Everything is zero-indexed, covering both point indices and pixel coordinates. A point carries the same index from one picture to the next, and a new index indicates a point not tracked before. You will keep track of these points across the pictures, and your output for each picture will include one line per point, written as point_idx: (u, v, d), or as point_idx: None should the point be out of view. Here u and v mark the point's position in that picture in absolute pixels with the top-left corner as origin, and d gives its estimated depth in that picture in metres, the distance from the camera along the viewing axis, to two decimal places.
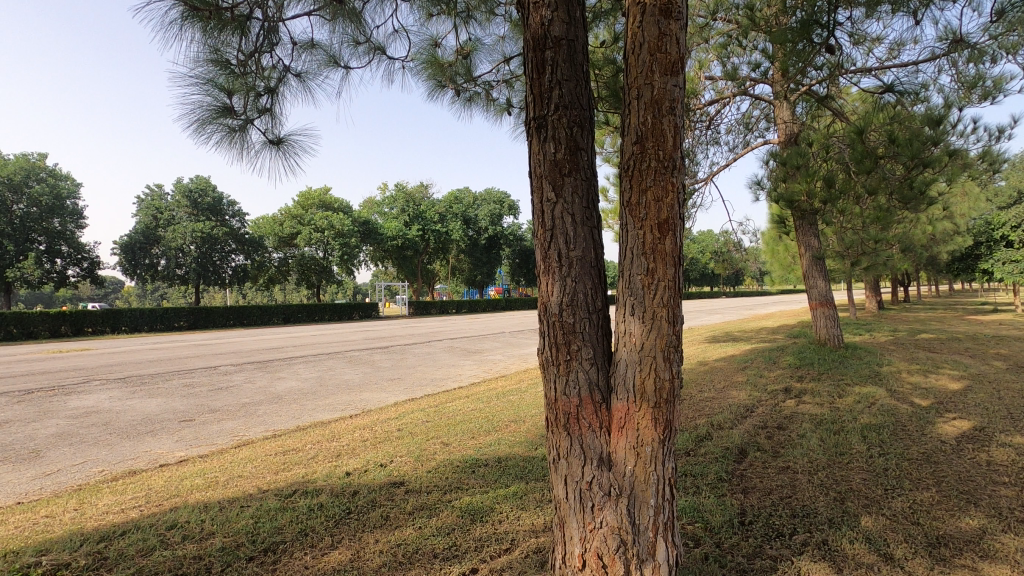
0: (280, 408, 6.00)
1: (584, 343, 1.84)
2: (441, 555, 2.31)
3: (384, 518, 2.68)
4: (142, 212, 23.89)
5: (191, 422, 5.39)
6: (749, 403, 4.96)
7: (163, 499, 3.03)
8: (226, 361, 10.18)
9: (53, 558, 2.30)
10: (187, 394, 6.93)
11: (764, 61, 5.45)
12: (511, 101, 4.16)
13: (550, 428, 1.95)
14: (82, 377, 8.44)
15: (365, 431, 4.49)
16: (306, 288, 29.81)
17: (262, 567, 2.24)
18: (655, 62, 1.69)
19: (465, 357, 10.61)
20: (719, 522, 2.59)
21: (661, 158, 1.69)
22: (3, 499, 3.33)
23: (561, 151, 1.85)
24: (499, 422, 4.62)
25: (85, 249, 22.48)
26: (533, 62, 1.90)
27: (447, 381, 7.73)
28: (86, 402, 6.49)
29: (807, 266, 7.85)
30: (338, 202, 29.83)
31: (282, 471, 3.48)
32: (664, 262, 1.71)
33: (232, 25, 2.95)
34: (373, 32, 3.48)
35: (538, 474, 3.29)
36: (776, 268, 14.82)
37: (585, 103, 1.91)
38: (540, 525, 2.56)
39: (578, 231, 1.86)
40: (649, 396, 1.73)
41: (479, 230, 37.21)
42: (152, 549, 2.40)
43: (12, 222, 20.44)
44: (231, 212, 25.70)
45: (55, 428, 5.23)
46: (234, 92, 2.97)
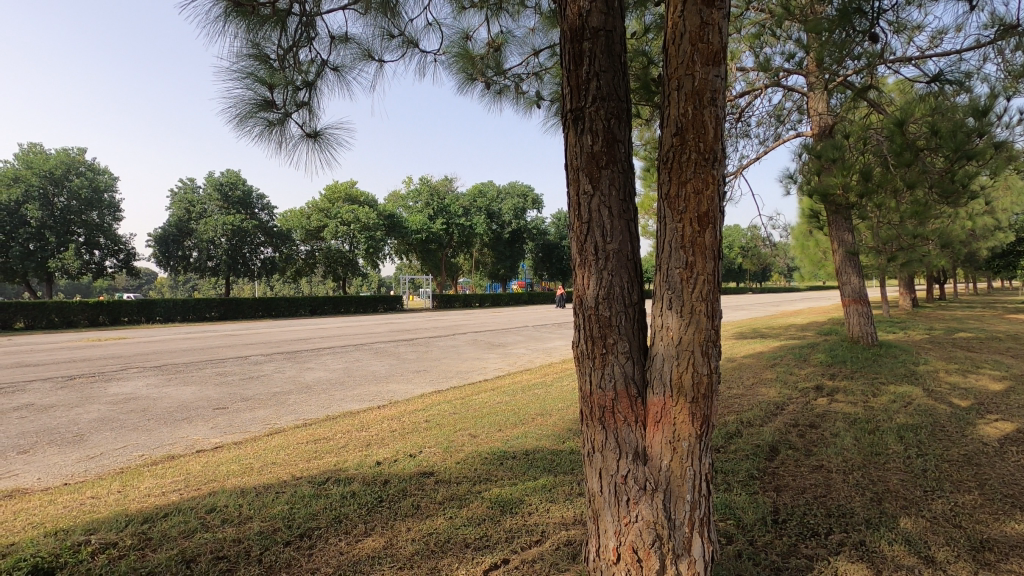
0: (310, 397, 6.13)
1: (620, 336, 1.83)
2: (472, 545, 2.33)
3: (415, 507, 2.71)
4: (176, 205, 24.41)
5: (224, 410, 5.54)
6: (779, 400, 4.89)
7: (201, 484, 3.13)
8: (256, 351, 10.42)
9: (100, 537, 2.39)
10: (220, 382, 7.12)
11: (799, 52, 5.34)
12: (541, 93, 4.16)
13: (585, 421, 1.95)
14: (119, 364, 8.75)
15: (393, 421, 4.56)
16: (332, 280, 30.27)
17: (299, 552, 2.29)
18: (696, 53, 1.67)
19: (489, 350, 10.68)
20: (752, 520, 2.56)
21: (702, 150, 1.67)
22: (51, 479, 3.48)
23: (599, 143, 1.84)
24: (526, 415, 4.65)
25: (122, 241, 23.22)
26: (570, 54, 1.89)
27: (472, 373, 7.82)
28: (125, 389, 6.73)
29: (839, 261, 7.68)
30: (364, 195, 30.33)
31: (314, 459, 3.56)
32: (704, 255, 1.70)
33: (272, 21, 2.99)
34: (406, 25, 3.49)
35: (567, 467, 3.30)
36: (805, 263, 14.55)
37: (623, 95, 1.89)
38: (571, 518, 2.56)
39: (614, 224, 1.84)
40: (687, 390, 1.72)
41: (502, 225, 37.28)
42: (194, 531, 2.47)
43: (54, 215, 21.19)
44: (261, 204, 26.09)
45: (97, 414, 5.43)
46: (274, 85, 3.02)
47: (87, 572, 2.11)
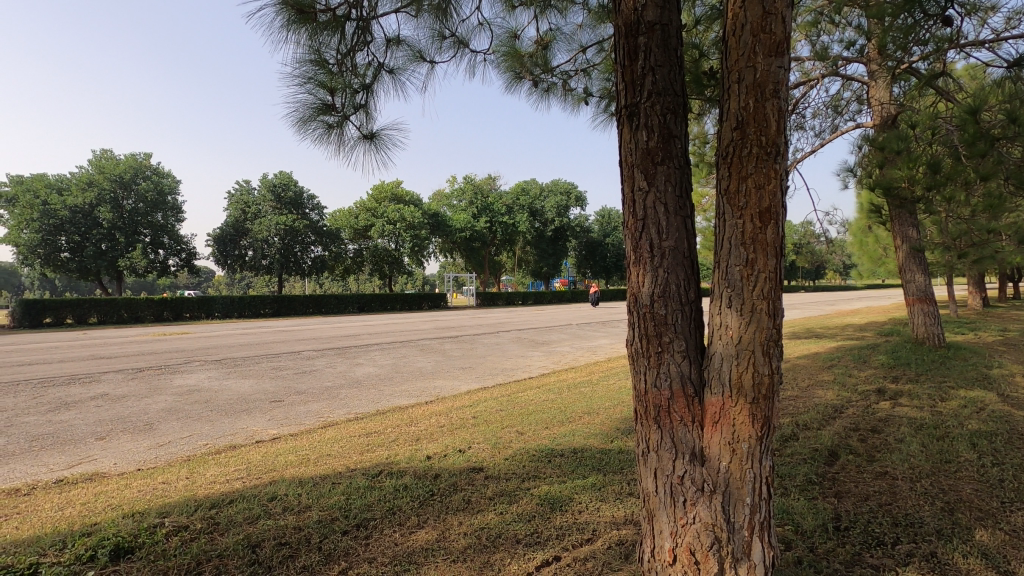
0: (360, 392, 6.31)
1: (676, 335, 1.80)
2: (524, 541, 2.35)
3: (466, 502, 2.75)
4: (232, 206, 25.59)
5: (280, 403, 5.76)
6: (838, 403, 4.69)
7: (262, 473, 3.27)
8: (308, 346, 10.80)
9: (173, 520, 2.54)
10: (276, 376, 7.42)
11: (860, 39, 5.10)
12: (590, 90, 4.14)
13: (639, 420, 1.93)
14: (183, 357, 9.24)
15: (441, 417, 4.64)
16: (378, 278, 31.00)
17: (356, 541, 2.36)
18: (758, 44, 1.63)
19: (533, 348, 10.69)
20: (811, 526, 2.48)
21: (764, 144, 1.63)
22: (126, 465, 3.72)
23: (654, 139, 1.81)
24: (573, 413, 4.63)
25: (184, 241, 24.45)
26: (625, 49, 1.87)
27: (516, 370, 7.87)
28: (189, 381, 7.10)
29: (902, 259, 7.30)
30: (410, 194, 30.92)
31: (367, 452, 3.66)
32: (766, 252, 1.65)
33: (331, 27, 3.10)
34: (457, 26, 3.55)
35: (616, 466, 3.27)
36: (864, 260, 13.92)
37: (680, 89, 1.86)
38: (622, 517, 2.54)
39: (670, 221, 1.82)
40: (747, 391, 1.68)
41: (546, 222, 37.25)
42: (257, 517, 2.59)
43: (123, 216, 22.51)
44: (312, 205, 26.96)
45: (164, 404, 5.75)
46: (333, 90, 3.13)
47: (163, 552, 2.24)
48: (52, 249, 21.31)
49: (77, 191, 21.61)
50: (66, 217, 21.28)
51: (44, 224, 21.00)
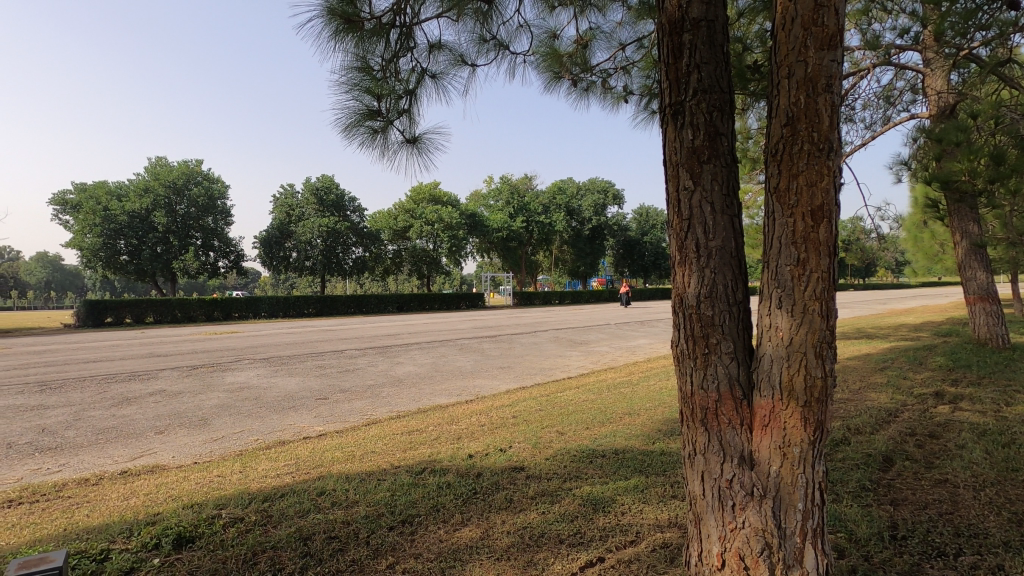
0: (402, 390, 6.43)
1: (723, 335, 1.78)
2: (567, 541, 2.35)
3: (509, 501, 2.78)
4: (278, 209, 26.48)
5: (325, 400, 5.93)
6: (892, 406, 4.50)
7: (311, 468, 3.38)
8: (351, 345, 11.09)
9: (229, 512, 2.65)
10: (320, 374, 7.63)
11: (915, 26, 4.88)
12: (630, 88, 4.11)
13: (685, 422, 1.91)
14: (234, 356, 9.62)
15: (481, 416, 4.69)
16: (417, 279, 31.49)
17: (402, 537, 2.41)
18: (810, 37, 1.59)
19: (572, 348, 10.66)
20: (865, 534, 2.39)
21: (816, 140, 1.59)
22: (183, 458, 3.91)
23: (700, 137, 1.79)
24: (613, 413, 4.60)
25: (232, 243, 25.40)
26: (669, 47, 1.86)
27: (555, 370, 7.88)
28: (239, 378, 7.39)
29: (962, 256, 6.93)
30: (448, 196, 31.32)
31: (410, 449, 3.73)
32: (818, 252, 1.61)
33: (376, 34, 3.19)
34: (499, 28, 3.57)
35: (658, 468, 3.24)
36: (919, 257, 13.31)
37: (726, 86, 1.82)
38: (666, 520, 2.51)
39: (717, 220, 1.79)
40: (799, 393, 1.64)
41: (583, 222, 37.06)
42: (308, 511, 2.68)
43: (176, 220, 23.58)
44: (353, 207, 27.61)
45: (217, 400, 6.00)
46: (379, 95, 3.21)
47: (221, 542, 2.35)
48: (112, 253, 22.50)
49: (134, 197, 22.75)
50: (125, 222, 22.41)
51: (105, 229, 22.19)
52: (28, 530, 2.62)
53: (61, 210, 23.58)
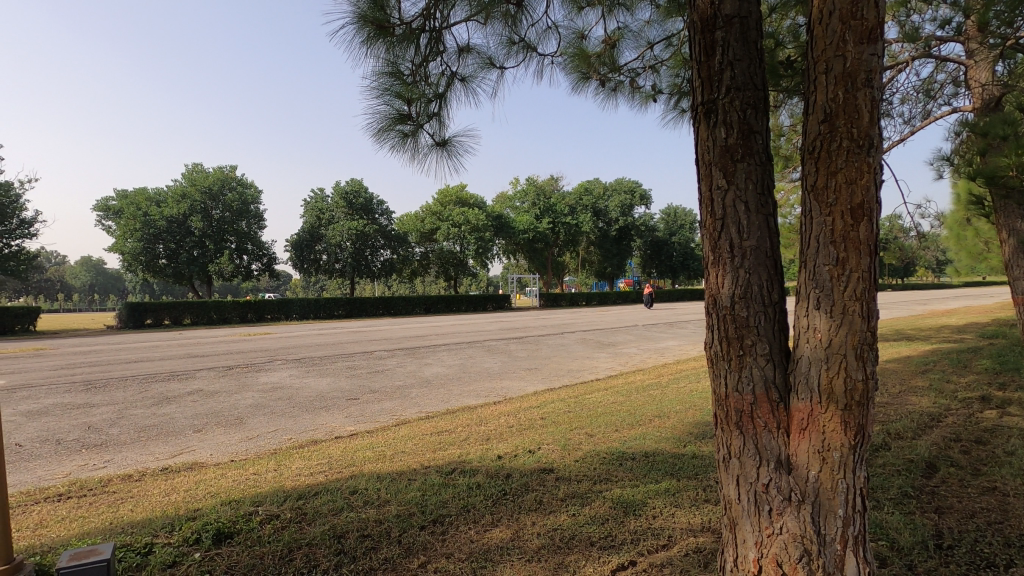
0: (431, 391, 6.49)
1: (759, 337, 1.75)
2: (598, 544, 2.34)
3: (538, 502, 2.77)
4: (308, 213, 27.02)
5: (356, 400, 6.02)
6: (934, 410, 4.34)
7: (343, 467, 3.44)
8: (380, 346, 11.24)
9: (266, 509, 2.71)
10: (351, 375, 7.76)
11: (957, 16, 4.71)
12: (658, 87, 4.07)
13: (720, 425, 1.88)
14: (267, 356, 9.85)
15: (510, 417, 4.70)
16: (444, 280, 31.74)
17: (433, 536, 2.43)
18: (848, 31, 1.55)
19: (599, 349, 10.59)
20: (908, 543, 2.32)
21: (855, 136, 1.55)
22: (221, 456, 4.02)
23: (733, 135, 1.77)
24: (643, 416, 4.55)
25: (265, 246, 26.00)
26: (701, 45, 1.84)
27: (583, 372, 7.85)
28: (273, 378, 7.56)
29: (1009, 254, 6.63)
30: (474, 198, 31.51)
31: (440, 449, 3.76)
32: (858, 251, 1.57)
33: (406, 39, 3.24)
34: (527, 30, 3.58)
35: (690, 471, 3.19)
36: (963, 256, 12.82)
37: (760, 83, 1.80)
38: (698, 524, 2.47)
39: (751, 219, 1.76)
40: (839, 397, 1.60)
41: (609, 222, 36.82)
42: (341, 509, 2.72)
43: (212, 225, 24.26)
44: (381, 210, 28.02)
45: (251, 400, 6.15)
46: (409, 99, 3.26)
47: (258, 538, 2.41)
48: (152, 256, 23.30)
49: (172, 203, 23.50)
50: (163, 226, 23.17)
51: (145, 234, 22.98)
52: (76, 523, 2.73)
53: (104, 216, 24.52)
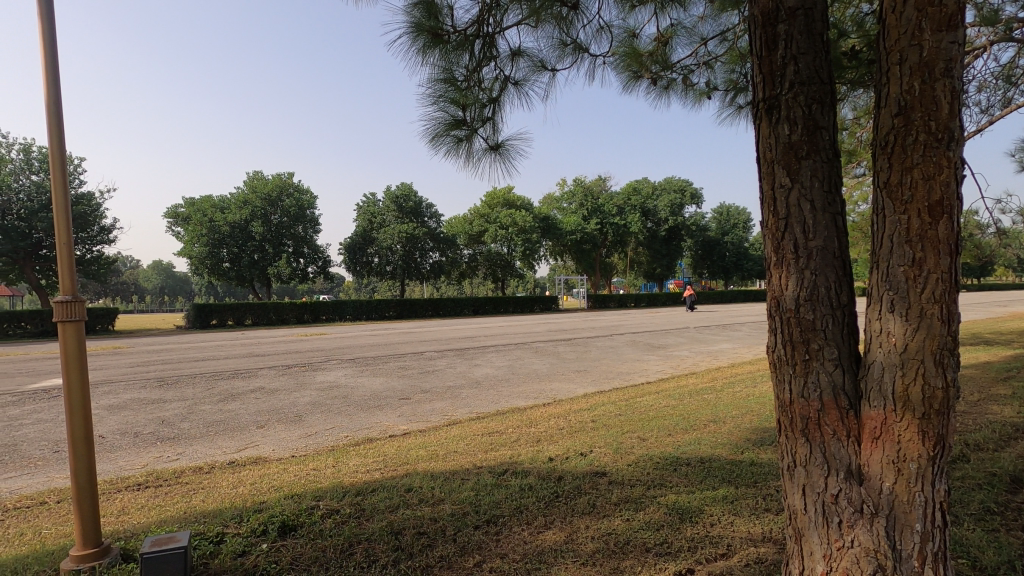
0: (481, 392, 6.55)
1: (826, 341, 1.69)
2: (654, 550, 2.30)
3: (592, 506, 2.75)
4: (361, 217, 27.84)
5: (408, 400, 6.16)
6: (1019, 421, 4.03)
7: (397, 465, 3.52)
8: (430, 347, 11.45)
9: (326, 504, 2.81)
10: (403, 375, 7.95)
11: None
12: (713, 83, 3.97)
13: (784, 433, 1.82)
14: (323, 356, 10.20)
15: (560, 419, 4.69)
16: (491, 282, 31.97)
17: (488, 536, 2.46)
18: (925, 19, 1.49)
19: (650, 352, 10.41)
20: (992, 562, 2.16)
21: (933, 129, 1.48)
22: (283, 451, 4.20)
23: (798, 132, 1.72)
24: (697, 421, 4.44)
25: (321, 250, 26.94)
26: (763, 39, 1.81)
27: (633, 374, 7.74)
28: (329, 378, 7.83)
29: None
30: (521, 200, 31.67)
31: (491, 450, 3.80)
32: (937, 251, 1.49)
33: (461, 46, 3.31)
34: (579, 31, 3.57)
35: (748, 478, 3.09)
36: None
37: (826, 76, 1.75)
38: (759, 534, 2.40)
39: (817, 218, 1.71)
40: (916, 405, 1.52)
41: (659, 222, 36.25)
42: (398, 506, 2.79)
43: (271, 229, 25.35)
44: (430, 213, 28.54)
45: (310, 398, 6.39)
46: (464, 105, 3.33)
47: (319, 531, 2.50)
48: (216, 260, 24.60)
49: (235, 209, 24.73)
50: (227, 232, 24.42)
51: (210, 239, 24.28)
52: (154, 511, 2.92)
53: (173, 222, 26.07)
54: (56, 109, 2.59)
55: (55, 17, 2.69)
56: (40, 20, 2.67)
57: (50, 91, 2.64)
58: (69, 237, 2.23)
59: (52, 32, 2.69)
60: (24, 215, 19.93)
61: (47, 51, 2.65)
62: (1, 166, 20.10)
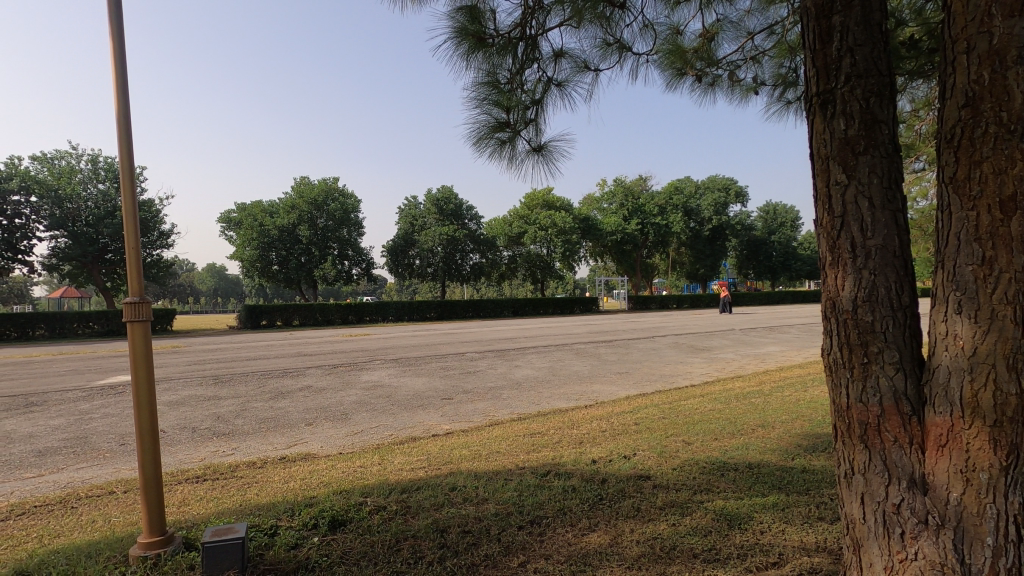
0: (522, 393, 6.57)
1: (886, 345, 1.65)
2: (702, 556, 2.25)
3: (636, 509, 2.72)
4: (403, 220, 28.34)
5: (450, 400, 6.23)
6: None
7: (441, 463, 3.57)
8: (471, 348, 11.54)
9: (373, 500, 2.88)
10: (445, 375, 8.05)
11: None
12: (761, 78, 3.87)
13: (841, 438, 1.80)
14: (367, 356, 10.43)
15: (602, 421, 4.65)
16: (531, 283, 31.96)
17: (532, 536, 2.47)
18: (995, 5, 1.44)
19: (693, 354, 10.20)
20: None
21: (1004, 120, 1.41)
22: (331, 448, 4.33)
23: (855, 126, 1.69)
24: (744, 425, 4.32)
25: (364, 253, 27.56)
26: (817, 32, 1.79)
27: (676, 377, 7.60)
28: (372, 377, 8.00)
29: None
30: (561, 201, 31.58)
31: (533, 451, 3.81)
32: (1010, 248, 1.40)
33: (504, 50, 3.34)
34: (622, 30, 3.54)
35: (800, 486, 2.99)
36: None
37: (885, 68, 1.71)
38: (813, 544, 2.31)
39: (876, 216, 1.67)
40: (985, 412, 1.44)
41: (702, 222, 35.57)
42: (442, 505, 2.83)
43: (317, 233, 26.11)
44: (470, 215, 28.79)
45: (355, 397, 6.55)
46: (507, 108, 3.35)
47: (368, 527, 2.57)
48: (266, 263, 25.52)
49: (283, 214, 25.62)
50: (276, 235, 25.31)
51: (260, 243, 25.24)
52: (212, 503, 3.06)
53: (227, 227, 27.21)
54: (125, 122, 2.75)
55: (124, 35, 2.85)
56: (111, 37, 2.83)
57: (120, 105, 2.80)
58: (137, 242, 2.36)
59: (122, 48, 2.86)
60: (92, 222, 21.22)
61: (118, 68, 2.81)
62: (71, 176, 21.50)
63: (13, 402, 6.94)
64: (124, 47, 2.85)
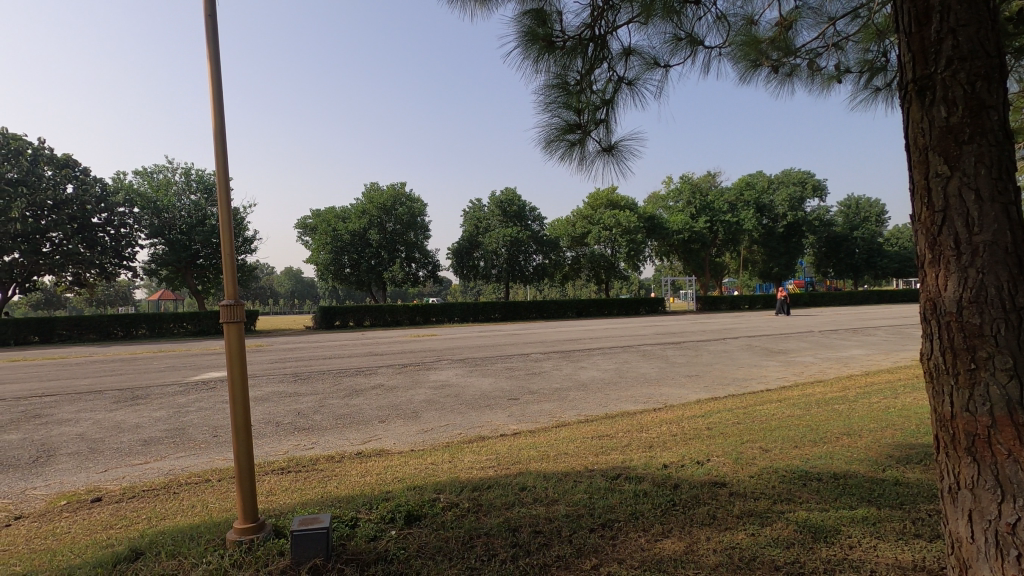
0: (588, 394, 6.52)
1: (997, 349, 1.52)
2: (784, 569, 2.15)
3: (712, 517, 2.64)
4: (467, 222, 28.81)
5: (517, 400, 6.28)
6: None
7: (510, 463, 3.62)
8: (536, 349, 11.58)
9: (446, 497, 2.96)
10: (510, 376, 8.12)
11: None
12: (845, 65, 3.65)
13: (944, 450, 1.68)
14: (434, 356, 10.69)
15: (672, 425, 4.54)
16: (595, 284, 31.60)
17: (604, 540, 2.44)
18: None
19: (769, 357, 9.72)
20: None
21: None
22: (403, 445, 4.48)
23: (958, 114, 1.58)
24: (828, 433, 4.08)
25: (430, 255, 28.28)
26: (912, 14, 1.70)
27: (751, 380, 7.29)
28: (440, 377, 8.20)
29: None
30: (625, 201, 31.09)
31: (602, 454, 3.77)
32: None
33: (573, 52, 3.35)
34: (694, 23, 3.45)
35: (893, 499, 2.79)
36: None
37: (992, 49, 1.60)
38: (910, 562, 2.16)
39: (985, 210, 1.55)
40: None
41: (775, 218, 33.95)
42: (513, 504, 2.87)
43: (386, 236, 27.06)
44: (533, 216, 28.88)
45: (424, 395, 6.74)
46: (578, 110, 3.36)
47: (441, 522, 2.64)
48: (339, 266, 26.74)
49: (354, 219, 26.72)
50: (348, 239, 26.46)
51: (334, 247, 26.46)
52: (297, 493, 3.25)
53: (303, 232, 28.72)
54: (220, 138, 2.97)
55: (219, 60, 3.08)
56: (208, 61, 3.05)
57: (217, 123, 3.03)
58: (231, 248, 2.53)
59: (218, 70, 3.08)
60: (185, 230, 23.04)
61: (215, 90, 3.04)
62: (168, 188, 23.47)
63: (121, 395, 7.65)
64: (219, 71, 3.08)
